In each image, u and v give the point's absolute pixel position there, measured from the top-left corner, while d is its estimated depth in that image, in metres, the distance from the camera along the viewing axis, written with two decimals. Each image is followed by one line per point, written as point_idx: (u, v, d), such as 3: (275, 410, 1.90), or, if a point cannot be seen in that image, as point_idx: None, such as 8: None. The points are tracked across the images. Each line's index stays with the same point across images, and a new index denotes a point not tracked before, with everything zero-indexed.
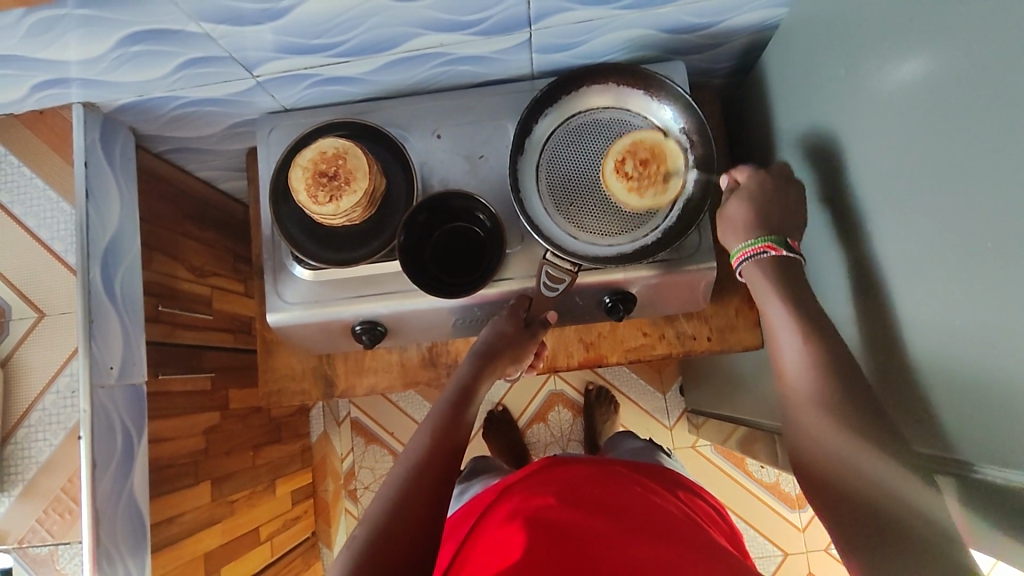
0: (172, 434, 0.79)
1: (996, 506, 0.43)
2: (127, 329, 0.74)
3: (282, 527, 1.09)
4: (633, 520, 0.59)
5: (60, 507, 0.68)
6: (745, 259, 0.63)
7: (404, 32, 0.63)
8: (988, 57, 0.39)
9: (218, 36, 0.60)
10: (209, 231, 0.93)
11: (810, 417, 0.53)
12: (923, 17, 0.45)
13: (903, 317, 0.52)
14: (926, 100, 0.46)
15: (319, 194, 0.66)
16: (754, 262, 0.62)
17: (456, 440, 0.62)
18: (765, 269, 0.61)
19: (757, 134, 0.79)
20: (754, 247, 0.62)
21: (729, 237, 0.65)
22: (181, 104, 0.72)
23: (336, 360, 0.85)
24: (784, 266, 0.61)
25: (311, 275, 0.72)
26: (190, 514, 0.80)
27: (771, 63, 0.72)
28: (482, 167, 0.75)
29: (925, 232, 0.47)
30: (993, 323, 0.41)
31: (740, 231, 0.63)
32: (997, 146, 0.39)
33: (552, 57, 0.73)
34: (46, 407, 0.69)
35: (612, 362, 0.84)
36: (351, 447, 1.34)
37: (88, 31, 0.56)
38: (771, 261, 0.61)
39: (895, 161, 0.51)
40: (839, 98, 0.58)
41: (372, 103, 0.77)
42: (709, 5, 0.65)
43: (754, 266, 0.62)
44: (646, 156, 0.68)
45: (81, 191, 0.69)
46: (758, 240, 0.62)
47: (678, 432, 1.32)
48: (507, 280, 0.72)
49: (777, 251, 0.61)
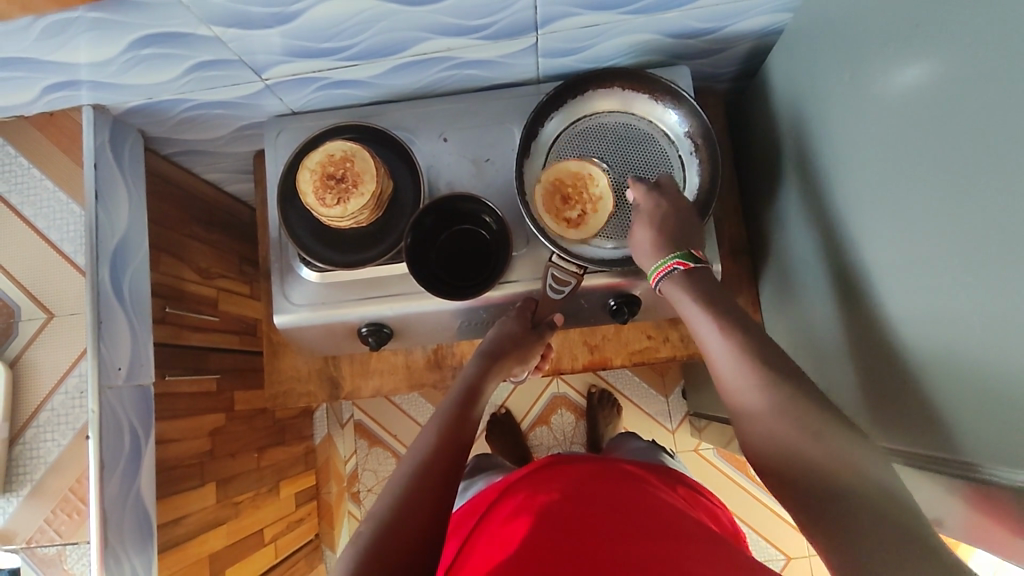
0: (179, 435, 0.79)
1: (1006, 506, 0.43)
2: (135, 330, 0.74)
3: (286, 529, 1.10)
4: (639, 517, 0.59)
5: (68, 507, 0.69)
6: (662, 277, 0.63)
7: (412, 36, 0.64)
8: (992, 62, 0.40)
9: (227, 39, 0.60)
10: (216, 234, 0.94)
11: None
12: (927, 23, 0.46)
13: (906, 320, 0.52)
14: (929, 104, 0.46)
15: (327, 197, 0.66)
16: (668, 280, 0.63)
17: (462, 439, 0.62)
18: (682, 284, 0.61)
19: (760, 138, 0.80)
20: (666, 265, 0.63)
21: (643, 262, 0.66)
22: (189, 107, 0.72)
23: (342, 361, 0.85)
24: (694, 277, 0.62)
25: (318, 277, 0.73)
26: (194, 515, 0.80)
27: (774, 68, 0.73)
28: (488, 170, 0.75)
29: (928, 235, 0.48)
30: (998, 325, 0.41)
31: (650, 253, 0.64)
32: (1001, 150, 0.39)
33: (557, 62, 0.73)
34: (54, 407, 0.70)
35: (617, 364, 0.84)
36: (354, 450, 1.34)
37: (99, 35, 0.57)
38: (684, 277, 0.62)
39: (897, 164, 0.51)
40: (843, 103, 0.59)
41: (379, 107, 0.78)
42: (713, 10, 0.66)
43: (670, 283, 0.62)
44: (563, 203, 0.69)
45: (90, 193, 0.69)
46: (668, 258, 0.63)
47: (681, 435, 1.32)
48: (512, 282, 0.72)
49: (686, 266, 0.62)
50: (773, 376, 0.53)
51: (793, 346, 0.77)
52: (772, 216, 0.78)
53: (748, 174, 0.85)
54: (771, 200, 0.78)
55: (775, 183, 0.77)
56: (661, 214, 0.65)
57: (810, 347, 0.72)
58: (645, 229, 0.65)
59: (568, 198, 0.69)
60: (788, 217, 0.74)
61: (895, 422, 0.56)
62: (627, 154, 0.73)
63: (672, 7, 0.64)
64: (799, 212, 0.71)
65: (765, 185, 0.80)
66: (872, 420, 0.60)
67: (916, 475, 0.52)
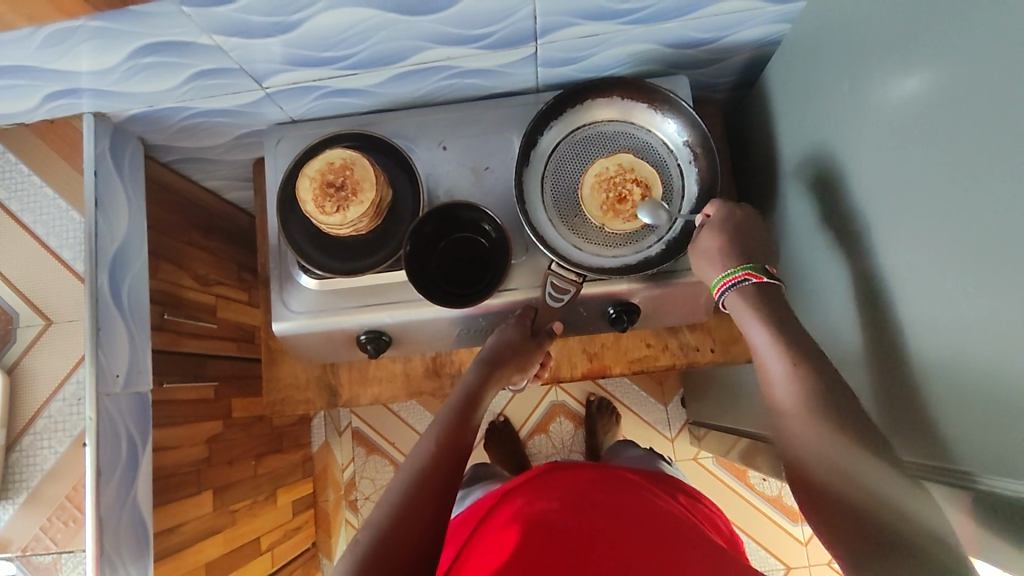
0: (176, 442, 0.79)
1: (1005, 517, 0.43)
2: (134, 338, 0.74)
3: (282, 538, 1.09)
4: (637, 523, 0.59)
5: (64, 515, 0.69)
6: (727, 289, 0.62)
7: (413, 45, 0.64)
8: (991, 72, 0.40)
9: (229, 48, 0.60)
10: (215, 240, 0.94)
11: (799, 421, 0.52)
12: (925, 34, 0.46)
13: (909, 328, 0.52)
14: (929, 113, 0.46)
15: (326, 205, 0.66)
16: (736, 291, 0.61)
17: (461, 446, 0.62)
18: (749, 298, 0.60)
19: (759, 147, 0.80)
20: (733, 277, 0.62)
21: (705, 269, 0.65)
22: (190, 115, 0.73)
23: (340, 369, 0.85)
24: (765, 293, 0.60)
25: (317, 284, 0.72)
26: (192, 523, 0.80)
27: (773, 78, 0.74)
28: (488, 178, 0.75)
29: (930, 243, 0.48)
30: (1000, 336, 0.41)
31: (717, 261, 0.64)
32: (1001, 161, 0.39)
33: (557, 71, 0.74)
34: (52, 414, 0.70)
35: (616, 372, 0.84)
36: (351, 457, 1.33)
37: (101, 43, 0.57)
38: (754, 289, 0.60)
39: (899, 173, 0.51)
40: (841, 113, 0.59)
41: (379, 115, 0.78)
42: (713, 20, 0.66)
43: (737, 295, 0.61)
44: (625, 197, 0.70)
45: (90, 201, 0.69)
46: (737, 270, 0.62)
47: (679, 443, 1.32)
48: (511, 290, 0.72)
49: (758, 279, 0.61)
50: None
51: None
52: (771, 225, 0.79)
53: (748, 183, 0.85)
54: (771, 209, 0.78)
55: (773, 192, 0.77)
56: (735, 223, 0.65)
57: None
58: (713, 233, 0.65)
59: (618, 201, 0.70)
60: (787, 226, 0.74)
61: (897, 431, 0.55)
62: None
63: (673, 16, 0.65)
64: (798, 221, 0.71)
65: (763, 193, 0.80)
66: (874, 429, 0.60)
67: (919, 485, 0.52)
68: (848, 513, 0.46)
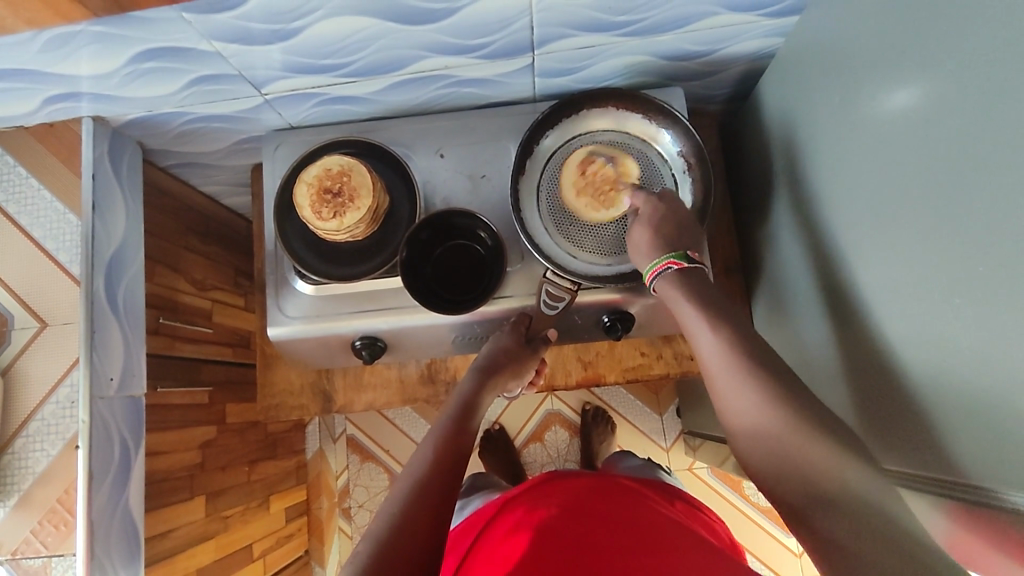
0: (169, 447, 0.79)
1: (998, 527, 0.43)
2: (128, 341, 0.74)
3: (275, 545, 1.09)
4: (637, 531, 0.59)
5: (54, 518, 0.69)
6: (656, 278, 0.64)
7: (411, 54, 0.65)
8: (977, 86, 0.41)
9: (228, 54, 0.61)
10: (211, 245, 0.94)
11: None
12: (914, 49, 0.47)
13: (897, 338, 0.52)
14: (917, 127, 0.47)
15: (323, 211, 0.67)
16: (663, 279, 0.63)
17: (458, 455, 0.62)
18: (676, 286, 0.62)
19: (753, 158, 0.81)
20: (659, 266, 0.63)
21: (638, 261, 0.66)
22: (189, 120, 0.73)
23: (335, 375, 0.85)
24: (688, 280, 0.62)
25: (313, 290, 0.73)
26: (183, 529, 0.80)
27: (767, 90, 0.74)
28: (484, 186, 0.76)
29: (917, 254, 0.48)
30: (986, 347, 0.42)
31: (645, 251, 0.65)
32: (986, 174, 0.40)
33: (554, 81, 0.74)
34: (45, 417, 0.70)
35: (610, 381, 0.85)
36: (346, 465, 1.32)
37: (101, 48, 0.57)
38: (677, 276, 0.62)
39: (886, 185, 0.52)
40: (832, 125, 0.60)
41: (377, 123, 0.79)
42: (708, 33, 0.67)
43: (666, 283, 0.63)
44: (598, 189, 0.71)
45: (88, 204, 0.70)
46: (659, 259, 0.63)
47: (674, 453, 1.32)
48: (507, 298, 0.72)
49: (680, 266, 0.63)
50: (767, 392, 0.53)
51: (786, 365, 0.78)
52: (764, 235, 0.79)
53: (742, 193, 0.86)
54: (764, 220, 0.78)
55: (766, 203, 0.78)
56: (661, 214, 0.66)
57: (802, 366, 0.73)
58: (643, 228, 0.65)
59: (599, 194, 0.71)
60: (780, 236, 0.74)
61: (887, 441, 0.56)
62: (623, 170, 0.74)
63: (668, 29, 0.66)
64: (790, 232, 0.72)
65: (756, 204, 0.81)
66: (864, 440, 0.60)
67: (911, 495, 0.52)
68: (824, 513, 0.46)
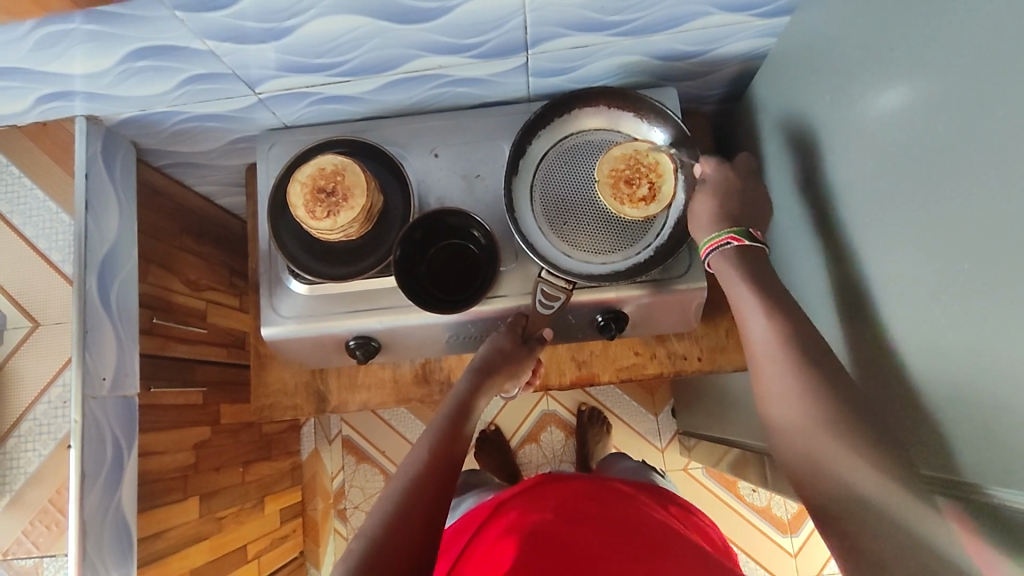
0: (162, 447, 0.79)
1: (989, 523, 0.43)
2: (121, 341, 0.74)
3: (269, 546, 1.08)
4: (630, 536, 0.59)
5: (47, 518, 0.69)
6: (712, 251, 0.64)
7: (405, 53, 0.65)
8: (967, 85, 0.41)
9: (222, 53, 0.61)
10: (206, 245, 0.94)
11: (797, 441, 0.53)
12: (903, 48, 0.47)
13: (892, 336, 0.52)
14: (911, 125, 0.47)
15: (317, 210, 0.67)
16: (720, 255, 0.63)
17: (453, 456, 0.62)
18: (732, 261, 0.62)
19: (747, 158, 0.81)
20: (717, 239, 0.63)
21: (696, 233, 0.67)
22: (183, 119, 0.73)
23: (329, 375, 0.85)
24: (746, 258, 0.62)
25: (307, 289, 0.73)
26: (177, 529, 0.79)
27: (760, 90, 0.75)
28: (478, 186, 0.76)
29: (911, 252, 0.49)
30: (979, 343, 0.42)
31: (706, 224, 0.65)
32: (978, 171, 0.40)
33: (548, 81, 0.75)
34: (37, 417, 0.70)
35: (605, 380, 0.84)
36: (341, 466, 1.32)
37: (93, 46, 0.57)
38: (736, 253, 0.62)
39: (880, 183, 0.52)
40: (825, 124, 0.60)
41: (372, 122, 0.79)
42: (700, 34, 0.67)
43: (721, 258, 0.63)
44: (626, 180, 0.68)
45: (81, 203, 0.69)
46: (721, 233, 0.63)
47: (670, 453, 1.32)
48: (501, 297, 0.72)
49: (740, 242, 0.63)
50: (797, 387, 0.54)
51: None
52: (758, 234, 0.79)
53: None
54: None
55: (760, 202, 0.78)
56: (730, 187, 0.66)
57: None
58: (709, 199, 0.66)
59: (631, 180, 0.68)
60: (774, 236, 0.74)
61: None
62: None
63: (660, 29, 0.66)
64: (785, 231, 0.72)
65: None
66: None
67: None
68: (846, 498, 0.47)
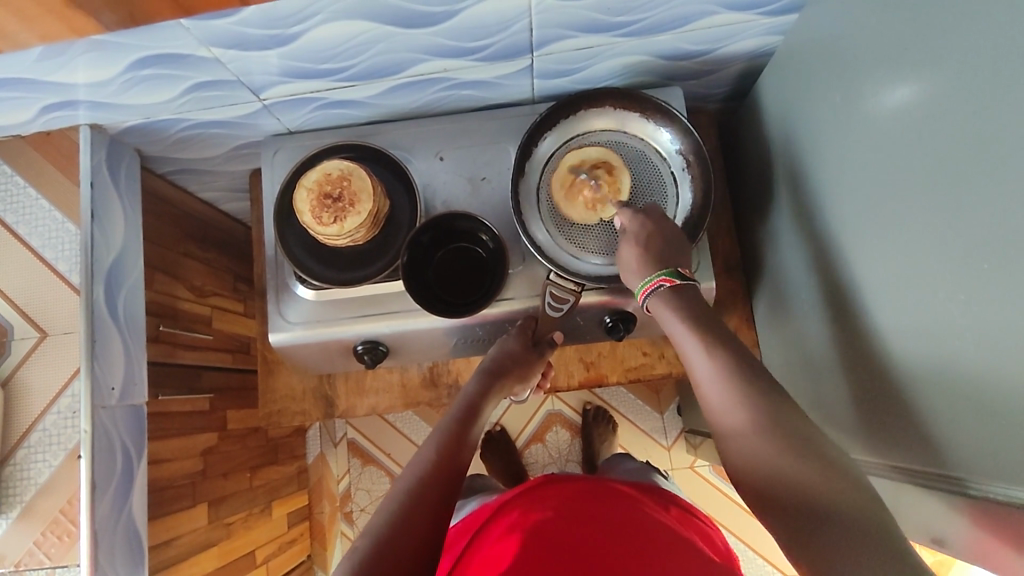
0: (171, 455, 0.78)
1: (1001, 521, 0.43)
2: (129, 349, 0.73)
3: (277, 550, 1.08)
4: (636, 538, 0.58)
5: (58, 529, 0.69)
6: (648, 294, 0.64)
7: (410, 58, 0.65)
8: (977, 85, 0.41)
9: (227, 60, 0.61)
10: (210, 251, 0.93)
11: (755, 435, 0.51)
12: (912, 47, 0.47)
13: (899, 335, 0.52)
14: (917, 124, 0.47)
15: (323, 215, 0.67)
16: (656, 297, 0.63)
17: (461, 458, 0.62)
18: (668, 301, 0.62)
19: (752, 156, 0.81)
20: (650, 283, 0.63)
21: (629, 279, 0.66)
22: (187, 126, 0.73)
23: (337, 379, 0.85)
24: (681, 296, 0.62)
25: (314, 295, 0.72)
26: (186, 536, 0.79)
27: (766, 89, 0.75)
28: (484, 188, 0.76)
29: (919, 252, 0.48)
30: (989, 344, 0.42)
31: (636, 269, 0.65)
32: (987, 171, 0.40)
33: (553, 82, 0.74)
34: (46, 428, 0.70)
35: (613, 381, 0.84)
36: (347, 468, 1.32)
37: (98, 56, 0.57)
38: (671, 293, 0.62)
39: (887, 181, 0.52)
40: (832, 124, 0.60)
41: (377, 126, 0.79)
42: (706, 33, 0.67)
43: (658, 300, 0.63)
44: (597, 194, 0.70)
45: (86, 212, 0.69)
46: (653, 276, 0.63)
47: (676, 452, 1.33)
48: (509, 299, 0.72)
49: (673, 283, 0.63)
50: (736, 390, 0.53)
51: (787, 363, 0.77)
52: (763, 233, 0.79)
53: (741, 192, 0.86)
54: (764, 218, 0.78)
55: (765, 201, 0.78)
56: (650, 230, 0.65)
57: (802, 363, 0.73)
58: (632, 243, 0.65)
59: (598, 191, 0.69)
60: (779, 234, 0.74)
61: (889, 438, 0.56)
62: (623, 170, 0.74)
63: (666, 29, 0.66)
64: (790, 230, 0.72)
65: (755, 202, 0.81)
66: (868, 437, 0.60)
67: (920, 493, 0.52)
68: (793, 504, 0.46)
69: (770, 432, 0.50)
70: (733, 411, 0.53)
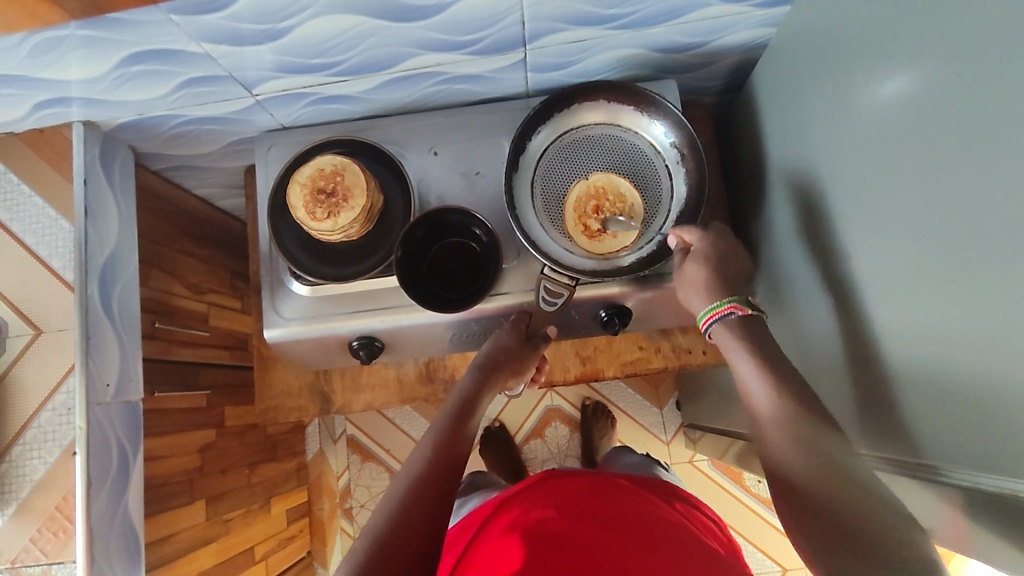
0: (168, 451, 0.79)
1: (990, 515, 0.43)
2: (124, 346, 0.73)
3: (277, 546, 1.08)
4: (635, 534, 0.58)
5: (54, 525, 0.69)
6: (713, 321, 0.64)
7: (401, 52, 0.64)
8: (968, 73, 0.40)
9: (218, 55, 0.61)
10: (206, 248, 0.93)
11: (780, 441, 0.53)
12: (904, 36, 0.47)
13: (894, 326, 0.52)
14: (909, 114, 0.47)
15: (317, 211, 0.67)
16: (723, 323, 0.63)
17: (457, 455, 0.61)
18: (734, 329, 0.62)
19: (747, 150, 0.81)
20: (721, 309, 0.63)
21: (692, 300, 0.66)
22: (180, 122, 0.73)
23: (333, 376, 0.85)
24: (749, 325, 0.62)
25: (309, 290, 0.73)
26: (184, 533, 0.80)
27: (760, 81, 0.74)
28: (478, 183, 0.75)
29: (911, 244, 0.48)
30: (980, 335, 0.41)
31: (703, 292, 0.65)
32: (976, 162, 0.40)
33: (546, 76, 0.74)
34: (41, 424, 0.70)
35: (609, 376, 0.85)
36: (346, 465, 1.32)
37: (89, 52, 0.57)
38: (740, 322, 0.62)
39: (880, 172, 0.51)
40: (825, 115, 0.60)
41: (370, 121, 0.79)
42: (699, 25, 0.67)
43: (724, 329, 0.63)
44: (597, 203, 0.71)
45: (80, 209, 0.69)
46: (725, 302, 0.63)
47: (675, 446, 1.32)
48: (503, 294, 0.72)
49: (743, 312, 0.63)
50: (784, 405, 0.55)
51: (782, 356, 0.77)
52: (759, 226, 0.79)
53: (736, 185, 0.86)
54: (759, 210, 0.78)
55: (760, 194, 0.77)
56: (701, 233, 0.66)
57: (797, 356, 0.72)
58: (699, 266, 0.65)
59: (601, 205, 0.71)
60: (774, 227, 0.74)
61: (882, 431, 0.55)
62: (616, 163, 0.73)
63: (659, 21, 0.65)
64: (784, 223, 0.71)
65: (751, 195, 0.81)
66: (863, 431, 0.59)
67: (907, 486, 0.51)
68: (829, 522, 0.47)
69: (802, 438, 0.52)
70: (772, 410, 0.56)
